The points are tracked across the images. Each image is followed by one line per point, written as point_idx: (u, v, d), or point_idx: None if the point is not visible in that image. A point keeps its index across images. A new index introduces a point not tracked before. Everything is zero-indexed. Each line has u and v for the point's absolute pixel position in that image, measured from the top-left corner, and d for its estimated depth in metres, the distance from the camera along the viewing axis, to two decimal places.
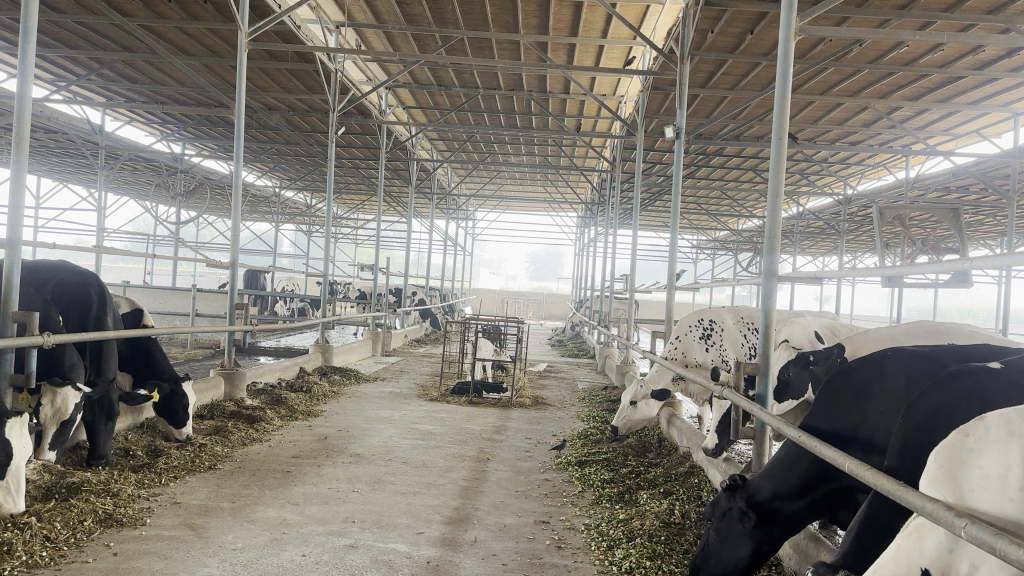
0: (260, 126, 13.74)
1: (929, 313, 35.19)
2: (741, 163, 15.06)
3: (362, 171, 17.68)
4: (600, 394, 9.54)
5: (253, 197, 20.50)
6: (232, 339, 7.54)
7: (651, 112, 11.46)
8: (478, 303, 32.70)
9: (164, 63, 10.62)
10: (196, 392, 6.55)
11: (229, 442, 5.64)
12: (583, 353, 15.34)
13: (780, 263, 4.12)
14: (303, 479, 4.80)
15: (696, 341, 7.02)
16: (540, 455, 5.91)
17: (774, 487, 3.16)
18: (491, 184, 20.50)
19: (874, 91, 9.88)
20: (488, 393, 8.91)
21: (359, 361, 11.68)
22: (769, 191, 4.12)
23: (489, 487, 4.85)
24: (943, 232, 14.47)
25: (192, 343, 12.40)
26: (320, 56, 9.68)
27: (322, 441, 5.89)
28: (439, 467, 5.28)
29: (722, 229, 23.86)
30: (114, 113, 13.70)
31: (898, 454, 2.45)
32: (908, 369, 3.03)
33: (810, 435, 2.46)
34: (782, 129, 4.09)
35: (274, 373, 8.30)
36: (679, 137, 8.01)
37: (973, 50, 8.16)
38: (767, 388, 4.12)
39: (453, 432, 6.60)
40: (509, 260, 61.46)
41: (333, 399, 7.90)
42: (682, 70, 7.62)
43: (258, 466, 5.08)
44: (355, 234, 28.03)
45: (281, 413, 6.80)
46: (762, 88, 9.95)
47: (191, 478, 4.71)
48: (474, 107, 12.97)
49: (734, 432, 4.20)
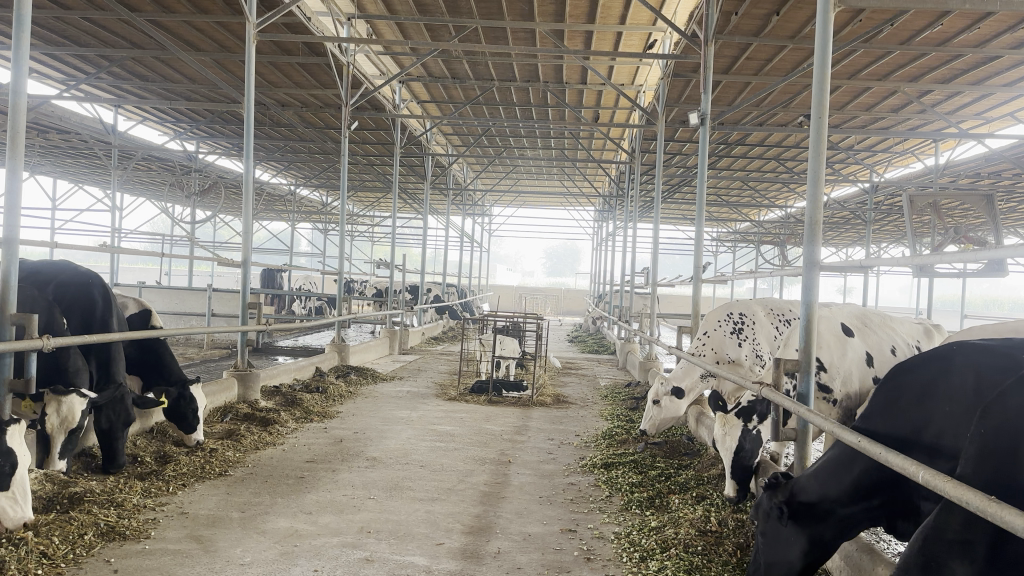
0: (274, 123, 13.56)
1: (957, 303, 34.69)
2: (764, 152, 14.73)
3: (377, 168, 17.50)
4: (623, 391, 9.29)
5: (268, 196, 20.35)
6: (245, 339, 7.34)
7: (671, 101, 11.17)
8: (496, 300, 32.54)
9: (175, 59, 10.45)
10: (208, 394, 6.35)
11: (241, 446, 5.43)
12: (604, 349, 15.07)
13: (822, 253, 3.86)
14: (316, 485, 4.58)
15: (727, 336, 6.74)
16: (564, 457, 5.67)
17: (822, 489, 2.90)
18: (508, 179, 20.27)
19: (904, 74, 9.55)
20: (508, 392, 8.66)
21: (377, 360, 11.48)
22: (809, 174, 3.85)
23: (512, 493, 4.61)
24: (974, 219, 14.09)
25: (208, 343, 12.24)
26: (333, 49, 9.43)
27: (337, 445, 5.67)
28: (458, 471, 5.05)
29: (742, 220, 23.52)
30: (127, 113, 13.58)
31: (974, 462, 2.22)
32: (977, 367, 2.77)
33: (872, 441, 2.24)
34: (823, 106, 3.81)
35: (290, 373, 8.11)
36: (704, 124, 7.71)
37: (1011, 27, 7.81)
38: (809, 385, 3.86)
39: (473, 433, 6.36)
40: (525, 257, 61.21)
41: (350, 400, 7.69)
42: (706, 54, 7.33)
43: (270, 471, 4.86)
44: (371, 232, 27.88)
45: (296, 415, 6.60)
46: (786, 73, 9.63)
47: (200, 486, 4.50)
48: (490, 101, 12.75)
49: (773, 433, 3.93)
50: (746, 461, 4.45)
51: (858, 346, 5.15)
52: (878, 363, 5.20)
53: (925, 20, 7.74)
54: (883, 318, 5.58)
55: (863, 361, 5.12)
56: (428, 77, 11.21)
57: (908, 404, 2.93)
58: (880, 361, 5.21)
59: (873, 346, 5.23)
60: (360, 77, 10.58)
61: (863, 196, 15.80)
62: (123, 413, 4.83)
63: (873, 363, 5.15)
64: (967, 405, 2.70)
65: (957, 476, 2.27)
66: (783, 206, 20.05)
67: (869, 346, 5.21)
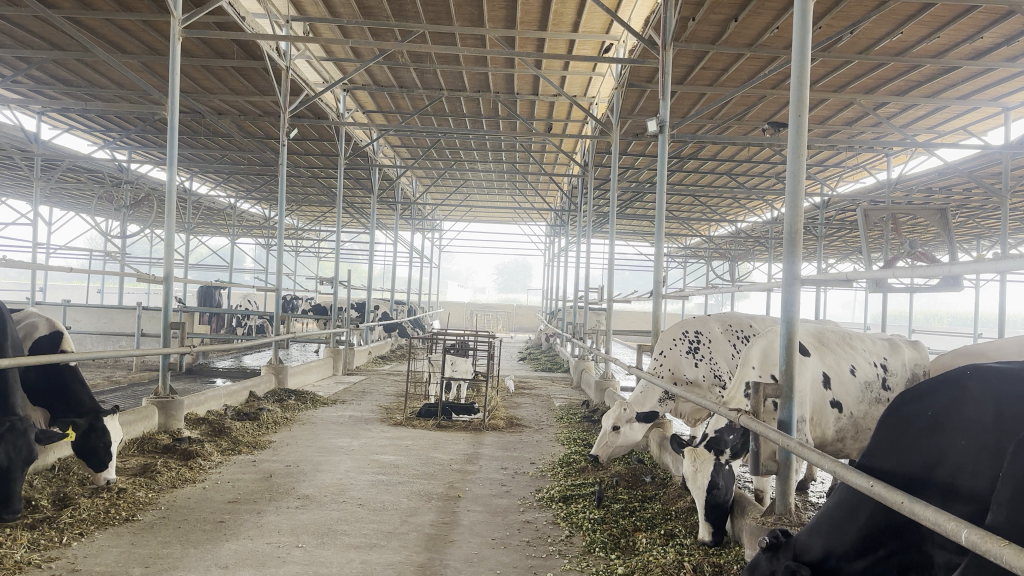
0: (210, 133, 12.88)
1: (905, 319, 35.25)
2: (716, 166, 14.57)
3: (321, 180, 16.87)
4: (578, 413, 8.85)
5: (207, 210, 19.51)
6: (167, 362, 6.69)
7: (626, 112, 10.85)
8: (446, 316, 31.90)
9: (99, 62, 9.76)
10: (123, 425, 5.71)
11: (155, 485, 4.82)
12: (558, 367, 14.62)
13: (805, 266, 3.47)
14: (237, 532, 4.01)
15: (684, 355, 6.37)
16: (518, 489, 5.18)
17: (828, 544, 2.56)
18: (458, 193, 19.81)
19: (861, 86, 9.38)
20: (458, 416, 8.12)
21: (319, 381, 10.87)
22: (787, 174, 3.48)
23: (461, 536, 4.10)
24: (927, 233, 14.02)
25: (137, 365, 11.44)
26: (269, 51, 8.83)
27: (266, 481, 5.09)
28: (401, 510, 4.53)
29: (693, 235, 23.43)
30: (51, 120, 12.77)
31: (1007, 508, 1.84)
32: (999, 392, 2.35)
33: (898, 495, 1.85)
34: (802, 103, 3.48)
35: (220, 399, 7.45)
36: (663, 131, 7.31)
37: (971, 37, 7.66)
38: (791, 413, 3.45)
39: (420, 463, 5.83)
40: (476, 272, 60.80)
41: (285, 428, 7.10)
42: (665, 58, 6.96)
43: (186, 515, 4.27)
44: (317, 247, 27.08)
45: (222, 446, 6.00)
46: (742, 83, 9.38)
47: (101, 535, 3.88)
48: (439, 111, 12.31)
49: (752, 468, 3.45)
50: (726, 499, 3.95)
51: (812, 366, 4.58)
52: (836, 386, 4.64)
53: (887, 27, 7.54)
54: (844, 337, 5.05)
55: (818, 383, 4.55)
56: (374, 86, 10.74)
57: (914, 437, 2.52)
58: (839, 383, 4.67)
59: (830, 367, 4.69)
60: (300, 82, 10.00)
61: (816, 211, 15.70)
62: (23, 449, 4.13)
63: (828, 386, 4.59)
64: (988, 439, 2.29)
65: (984, 524, 1.89)
66: (734, 220, 19.94)
67: (826, 367, 4.67)
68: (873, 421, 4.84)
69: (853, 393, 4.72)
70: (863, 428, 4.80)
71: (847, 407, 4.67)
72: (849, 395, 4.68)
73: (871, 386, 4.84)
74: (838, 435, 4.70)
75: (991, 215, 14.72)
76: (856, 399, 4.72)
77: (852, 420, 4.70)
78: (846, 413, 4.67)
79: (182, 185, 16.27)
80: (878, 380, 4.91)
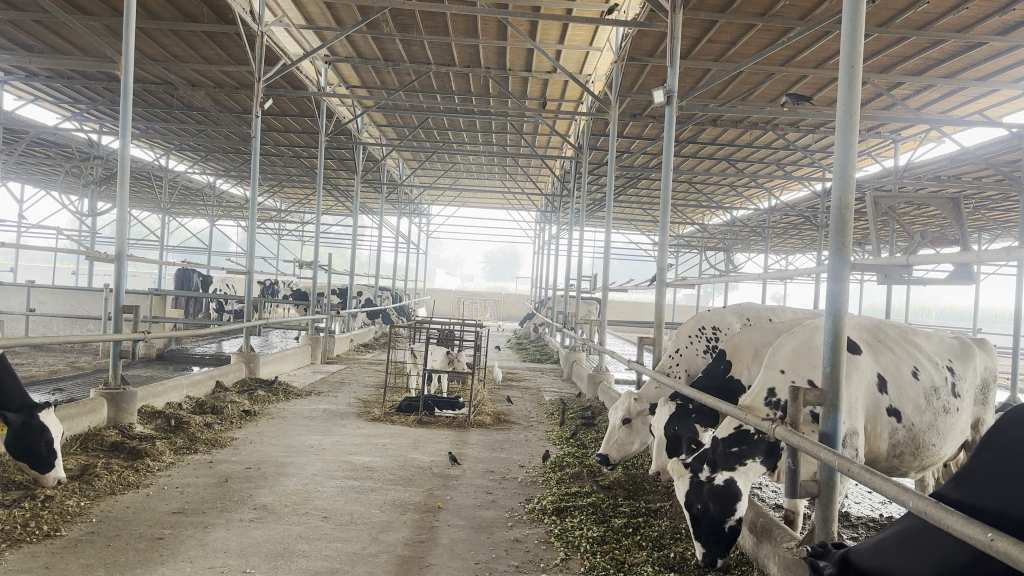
0: (183, 106, 12.22)
1: (893, 312, 35.21)
2: (715, 150, 14.02)
3: (302, 161, 16.22)
4: (571, 407, 8.29)
5: (184, 190, 18.80)
6: (118, 349, 6.03)
7: (624, 89, 10.28)
8: (433, 304, 31.35)
9: (60, 24, 9.07)
10: (62, 420, 5.07)
11: (89, 492, 4.19)
12: (547, 359, 14.03)
13: (853, 256, 2.88)
14: (172, 554, 3.39)
15: (700, 354, 5.72)
16: (506, 499, 4.60)
17: None
18: (446, 176, 19.24)
19: (875, 64, 8.82)
20: (441, 410, 7.51)
21: (294, 370, 10.27)
22: (835, 147, 2.88)
23: (438, 558, 3.51)
24: (934, 222, 13.49)
25: (102, 349, 10.77)
26: (243, 15, 8.16)
27: (221, 487, 4.48)
28: (371, 524, 3.94)
29: (687, 224, 22.95)
30: (14, 89, 12.09)
31: None
32: None
33: None
34: (855, 53, 2.88)
35: (182, 389, 6.83)
36: (670, 102, 6.64)
37: (1002, 9, 7.10)
38: (836, 426, 2.89)
39: (396, 466, 5.23)
40: (465, 258, 60.39)
41: (251, 423, 6.48)
42: (673, 21, 6.33)
43: (118, 531, 3.65)
44: (301, 230, 26.45)
45: (176, 444, 5.38)
46: (749, 58, 8.78)
47: (10, 556, 3.25)
48: (426, 87, 11.69)
49: (789, 488, 2.88)
50: (716, 521, 3.26)
51: (868, 366, 3.86)
52: (894, 390, 3.94)
53: None
54: (903, 332, 4.39)
55: (873, 386, 3.83)
56: (356, 58, 10.13)
57: None
58: (896, 387, 3.96)
59: (888, 368, 3.99)
60: (276, 50, 9.36)
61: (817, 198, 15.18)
62: None
63: (886, 389, 3.89)
64: None
65: None
66: (730, 208, 19.43)
67: (881, 368, 3.95)
68: (934, 434, 4.14)
69: (915, 399, 4.02)
70: (923, 443, 4.10)
71: (908, 417, 3.96)
72: (909, 402, 3.98)
73: (934, 392, 4.16)
74: (893, 449, 4.01)
75: (998, 206, 14.26)
76: (917, 406, 4.02)
77: (912, 433, 3.98)
78: (905, 424, 3.95)
79: (157, 162, 15.56)
80: (940, 387, 4.24)
